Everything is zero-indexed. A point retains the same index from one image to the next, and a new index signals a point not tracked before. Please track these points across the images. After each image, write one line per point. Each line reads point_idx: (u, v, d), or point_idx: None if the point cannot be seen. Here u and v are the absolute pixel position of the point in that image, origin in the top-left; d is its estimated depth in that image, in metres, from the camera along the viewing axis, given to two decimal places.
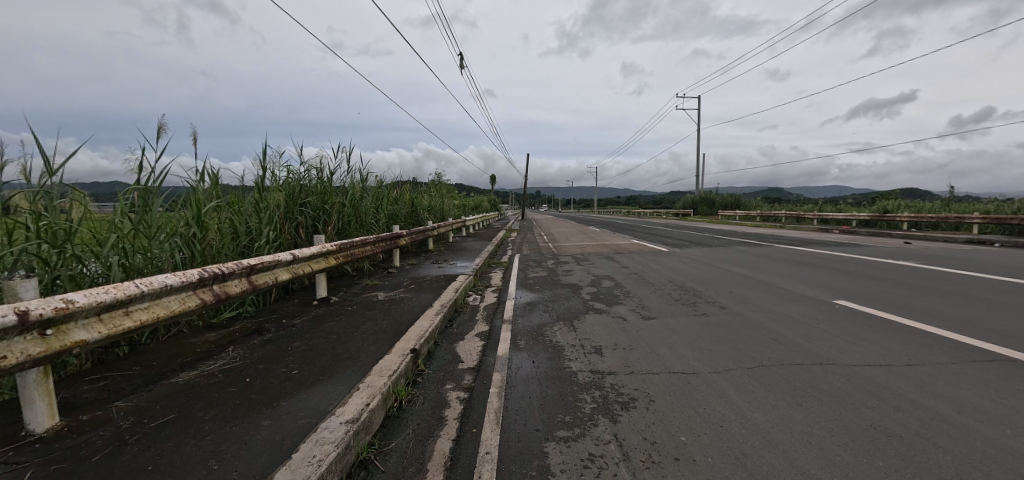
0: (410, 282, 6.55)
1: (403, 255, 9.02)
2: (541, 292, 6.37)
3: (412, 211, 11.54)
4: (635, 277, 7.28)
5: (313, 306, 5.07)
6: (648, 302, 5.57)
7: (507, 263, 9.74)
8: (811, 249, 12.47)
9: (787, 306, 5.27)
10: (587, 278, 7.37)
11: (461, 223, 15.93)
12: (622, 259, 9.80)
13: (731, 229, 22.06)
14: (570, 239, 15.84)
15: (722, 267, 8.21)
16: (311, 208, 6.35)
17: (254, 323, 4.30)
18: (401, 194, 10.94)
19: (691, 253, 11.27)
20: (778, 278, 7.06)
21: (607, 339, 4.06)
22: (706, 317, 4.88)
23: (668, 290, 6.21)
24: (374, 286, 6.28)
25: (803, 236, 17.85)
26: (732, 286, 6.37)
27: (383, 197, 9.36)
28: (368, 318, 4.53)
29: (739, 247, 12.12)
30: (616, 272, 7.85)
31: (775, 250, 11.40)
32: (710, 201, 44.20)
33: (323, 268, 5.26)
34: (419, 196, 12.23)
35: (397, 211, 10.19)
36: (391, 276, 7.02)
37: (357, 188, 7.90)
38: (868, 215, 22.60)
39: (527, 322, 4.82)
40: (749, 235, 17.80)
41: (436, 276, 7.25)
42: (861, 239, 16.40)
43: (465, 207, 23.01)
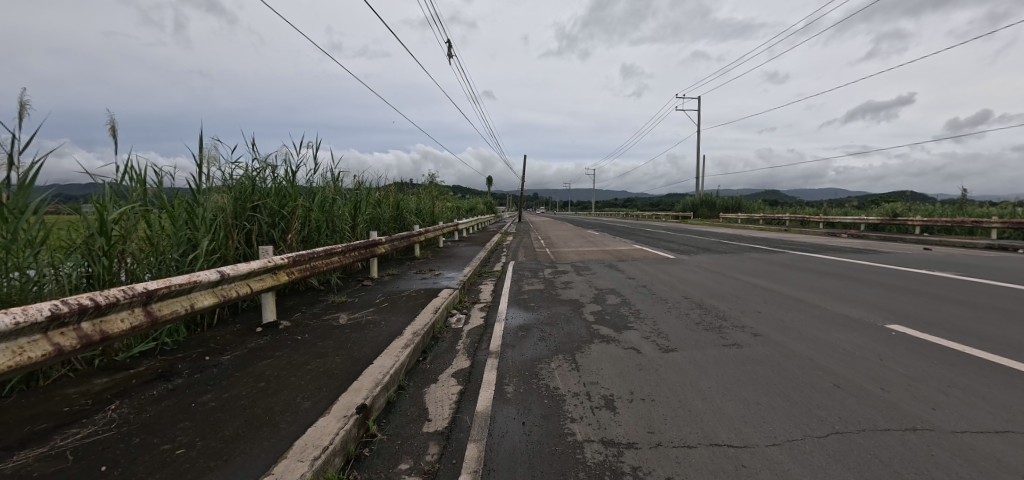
0: (383, 299, 5.60)
1: (383, 265, 8.05)
2: (537, 311, 5.43)
3: (397, 214, 10.57)
4: (644, 292, 6.34)
5: (255, 333, 4.12)
6: (664, 327, 4.64)
7: (501, 273, 8.76)
8: (830, 256, 11.56)
9: (834, 332, 4.35)
10: (589, 293, 6.43)
11: (453, 227, 14.94)
12: (627, 269, 8.85)
13: (736, 233, 21.19)
14: (569, 244, 14.92)
15: (740, 280, 7.29)
16: (266, 211, 5.37)
17: (166, 362, 3.34)
18: (383, 195, 9.96)
19: (702, 260, 10.33)
20: (809, 294, 6.14)
21: (620, 386, 3.13)
22: (739, 350, 3.94)
23: (686, 311, 5.28)
24: (339, 305, 5.32)
25: (814, 241, 16.96)
26: (759, 304, 5.44)
27: (362, 200, 8.38)
28: (317, 353, 3.58)
29: (752, 254, 11.20)
30: (622, 285, 6.92)
31: (792, 258, 10.48)
32: (711, 203, 43.38)
33: (271, 287, 4.26)
34: (406, 198, 11.24)
35: (378, 215, 9.23)
36: (362, 292, 6.06)
37: (327, 190, 6.93)
38: (877, 219, 21.77)
39: (518, 354, 3.89)
40: (757, 240, 16.88)
41: (416, 291, 6.30)
42: (876, 244, 15.52)
43: (459, 209, 22.07)
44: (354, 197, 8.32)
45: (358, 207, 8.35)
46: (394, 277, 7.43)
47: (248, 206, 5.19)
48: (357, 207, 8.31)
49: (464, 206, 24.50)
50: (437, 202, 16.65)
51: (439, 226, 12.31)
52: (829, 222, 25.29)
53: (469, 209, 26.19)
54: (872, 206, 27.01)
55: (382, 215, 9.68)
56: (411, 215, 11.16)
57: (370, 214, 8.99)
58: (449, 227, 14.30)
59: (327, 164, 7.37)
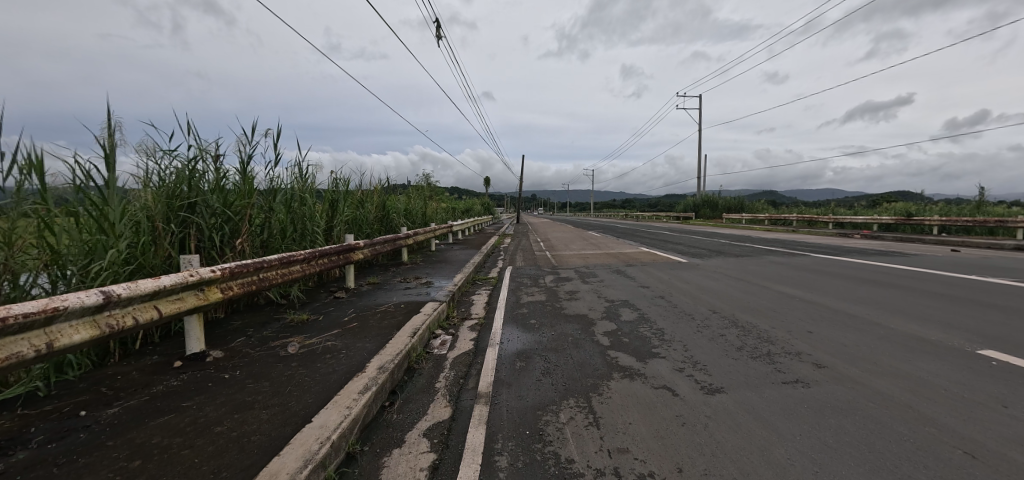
0: (353, 317, 4.64)
1: (361, 272, 7.09)
2: (538, 331, 4.48)
3: (382, 215, 9.57)
4: (665, 305, 5.38)
5: (172, 370, 3.17)
6: (700, 355, 3.69)
7: (497, 280, 7.80)
8: (856, 259, 10.61)
9: (920, 364, 3.38)
10: (599, 306, 5.48)
11: (446, 229, 13.96)
12: (638, 275, 7.90)
13: (744, 233, 20.20)
14: (570, 247, 13.94)
15: (770, 289, 6.35)
16: (208, 211, 4.39)
17: (21, 423, 2.38)
18: (366, 194, 8.95)
19: (718, 265, 9.37)
20: (859, 308, 5.19)
21: (662, 459, 2.18)
22: (808, 391, 2.98)
23: (721, 331, 4.31)
24: (297, 325, 4.36)
25: (830, 243, 16.07)
26: (807, 322, 4.49)
27: (339, 199, 7.41)
28: (240, 404, 2.62)
29: (771, 258, 10.25)
30: (635, 296, 5.96)
31: (818, 261, 9.54)
32: (713, 204, 42.51)
33: (194, 308, 3.27)
34: (393, 197, 10.29)
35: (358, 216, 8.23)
36: (330, 307, 5.10)
37: (292, 190, 5.96)
38: (891, 218, 20.86)
39: (515, 398, 2.93)
40: (770, 242, 15.94)
41: (396, 305, 5.33)
42: (897, 245, 14.60)
43: (454, 211, 21.07)
44: (330, 195, 7.35)
45: (336, 208, 7.39)
46: (373, 287, 6.47)
47: (187, 204, 4.24)
48: (334, 206, 7.37)
49: (460, 207, 23.52)
50: (430, 202, 15.65)
51: (431, 228, 11.34)
52: (839, 222, 24.41)
53: (466, 210, 25.23)
54: (882, 206, 26.14)
55: (364, 216, 8.71)
56: (399, 216, 10.19)
57: (349, 215, 8.03)
58: (442, 229, 13.32)
59: (297, 157, 6.42)
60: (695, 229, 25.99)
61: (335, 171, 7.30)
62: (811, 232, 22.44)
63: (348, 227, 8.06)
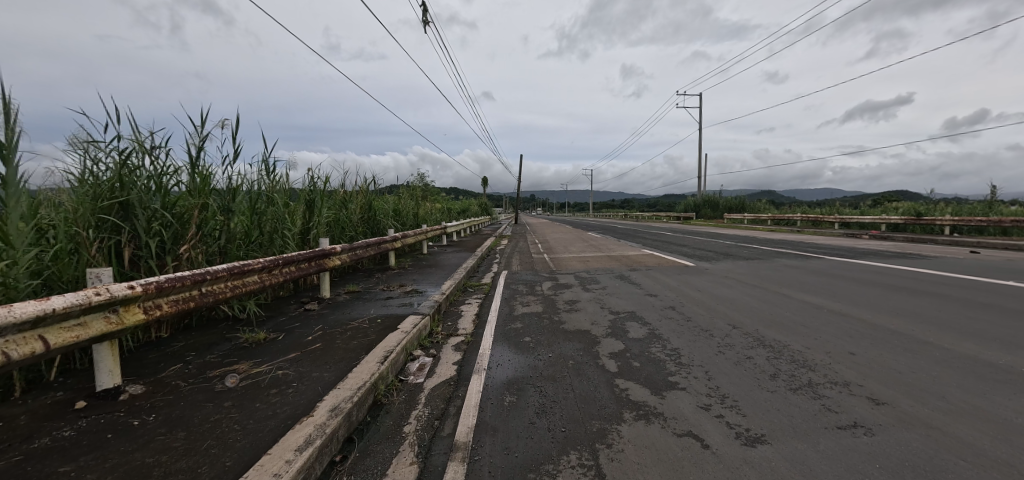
0: (319, 335, 3.99)
1: (340, 280, 6.45)
2: (533, 352, 3.84)
3: (368, 216, 8.93)
4: (678, 319, 4.74)
5: (71, 413, 2.51)
6: (729, 386, 3.05)
7: (490, 287, 7.16)
8: (874, 262, 9.98)
9: (1001, 400, 2.75)
10: (603, 319, 4.84)
11: (439, 231, 13.29)
12: (643, 282, 7.27)
13: (749, 235, 19.60)
14: (568, 249, 13.41)
15: (792, 298, 5.73)
16: (148, 214, 3.75)
17: None
18: (350, 194, 8.30)
19: (728, 269, 8.75)
20: (899, 321, 4.56)
21: None
22: (874, 441, 2.34)
23: (747, 354, 3.68)
24: (250, 348, 3.70)
25: (839, 243, 15.46)
26: (846, 342, 3.85)
27: (316, 200, 6.76)
28: (135, 470, 1.97)
29: (783, 261, 9.63)
30: (642, 307, 5.32)
31: (834, 264, 8.91)
32: (714, 203, 41.98)
33: (101, 336, 2.62)
34: (380, 198, 9.64)
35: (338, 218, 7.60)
36: (296, 323, 4.44)
37: (259, 192, 5.34)
38: (899, 218, 20.25)
39: (500, 453, 2.29)
40: (777, 243, 15.33)
41: (372, 318, 4.68)
42: (911, 247, 13.98)
43: (449, 212, 20.39)
44: (306, 196, 6.69)
45: (313, 209, 6.73)
46: (351, 297, 5.81)
47: (121, 205, 3.59)
48: (311, 207, 6.72)
49: (456, 207, 22.87)
50: (423, 203, 14.98)
51: (422, 230, 10.71)
52: (845, 222, 23.82)
53: (462, 211, 24.53)
54: (889, 205, 25.57)
55: (345, 219, 8.05)
56: (387, 217, 9.53)
57: (327, 217, 7.37)
58: (434, 231, 12.67)
59: (264, 154, 5.78)
60: (698, 229, 25.40)
61: (313, 169, 6.68)
62: (816, 232, 21.86)
63: (328, 230, 7.43)
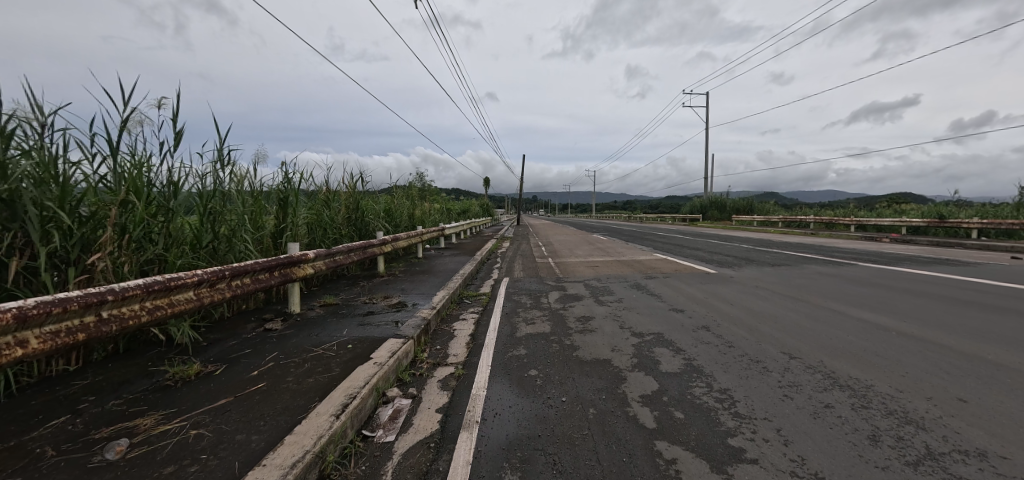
0: (267, 369, 3.13)
1: (316, 291, 5.58)
2: (540, 393, 2.97)
3: (355, 217, 8.07)
4: (718, 346, 3.84)
5: None
6: (820, 458, 2.16)
7: (489, 298, 6.27)
8: (914, 269, 9.03)
9: None
10: (624, 344, 3.96)
11: (436, 232, 12.47)
12: (664, 293, 6.36)
13: (763, 238, 18.59)
14: (575, 252, 12.51)
15: (846, 316, 4.83)
16: (42, 216, 2.88)
17: None
18: (332, 192, 7.44)
19: (756, 276, 7.83)
20: (997, 349, 3.66)
21: None
22: None
23: (824, 401, 2.78)
24: (172, 390, 2.84)
25: (864, 247, 14.49)
26: (950, 385, 2.96)
27: (290, 199, 5.90)
28: None
29: (814, 267, 8.72)
30: (670, 328, 4.44)
31: (875, 272, 7.98)
32: (721, 204, 40.99)
33: None
34: (370, 197, 8.77)
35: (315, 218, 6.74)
36: (246, 351, 3.58)
37: (210, 190, 4.46)
38: (922, 221, 19.24)
39: None
40: (798, 247, 14.35)
41: (342, 341, 3.81)
42: (945, 251, 12.98)
43: (448, 213, 19.55)
44: (276, 194, 5.83)
45: (286, 210, 5.87)
46: (325, 313, 4.93)
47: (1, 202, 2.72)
48: (284, 207, 5.86)
49: (456, 208, 21.96)
50: (419, 203, 14.10)
51: (416, 232, 9.83)
52: (862, 225, 22.82)
53: (462, 212, 23.69)
54: (907, 207, 24.54)
55: (326, 221, 7.18)
56: (377, 218, 8.66)
57: (305, 218, 6.52)
58: (431, 233, 11.79)
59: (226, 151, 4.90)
60: (708, 232, 24.45)
61: (284, 163, 5.82)
62: (833, 235, 20.84)
63: (305, 232, 6.57)
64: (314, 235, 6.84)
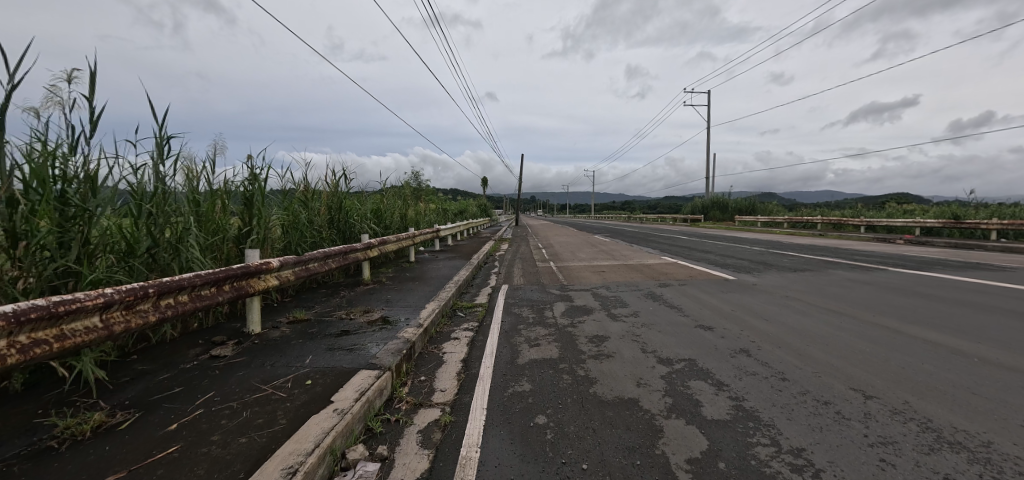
0: (189, 421, 2.37)
1: (285, 307, 4.82)
2: (552, 456, 2.21)
3: (338, 219, 7.32)
4: (769, 380, 3.10)
5: None
6: None
7: (486, 311, 5.51)
8: (950, 273, 8.30)
9: None
10: (651, 376, 3.21)
11: (430, 234, 11.70)
12: (683, 304, 5.61)
13: (773, 240, 17.84)
14: (578, 256, 11.79)
15: (909, 336, 4.08)
16: None
17: None
18: (308, 192, 6.72)
19: (781, 283, 7.11)
20: None
21: None
22: None
23: (940, 471, 2.04)
24: (49, 457, 2.08)
25: (881, 250, 13.76)
26: None
27: (256, 197, 5.15)
28: None
29: (841, 273, 7.98)
30: (704, 352, 3.68)
31: (912, 278, 7.25)
32: (724, 204, 40.30)
33: None
34: (355, 197, 8.02)
35: (287, 220, 6.04)
36: (174, 392, 2.82)
37: (145, 189, 3.78)
38: (936, 221, 18.56)
39: None
40: (813, 249, 13.64)
41: (301, 375, 3.05)
42: (971, 254, 12.25)
43: (445, 214, 18.80)
44: (241, 191, 5.09)
45: (252, 210, 5.14)
46: (291, 333, 4.16)
47: None
48: (249, 208, 5.12)
49: (452, 209, 21.18)
50: (412, 204, 13.36)
51: (406, 235, 9.08)
52: (872, 225, 22.13)
53: (460, 213, 22.96)
54: (917, 208, 23.87)
55: (303, 224, 6.42)
56: (363, 219, 7.91)
57: (276, 221, 5.77)
58: (425, 236, 11.04)
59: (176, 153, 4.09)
60: (713, 233, 23.76)
61: (251, 156, 5.06)
62: (844, 236, 20.13)
63: (277, 237, 5.82)
64: (287, 239, 6.07)
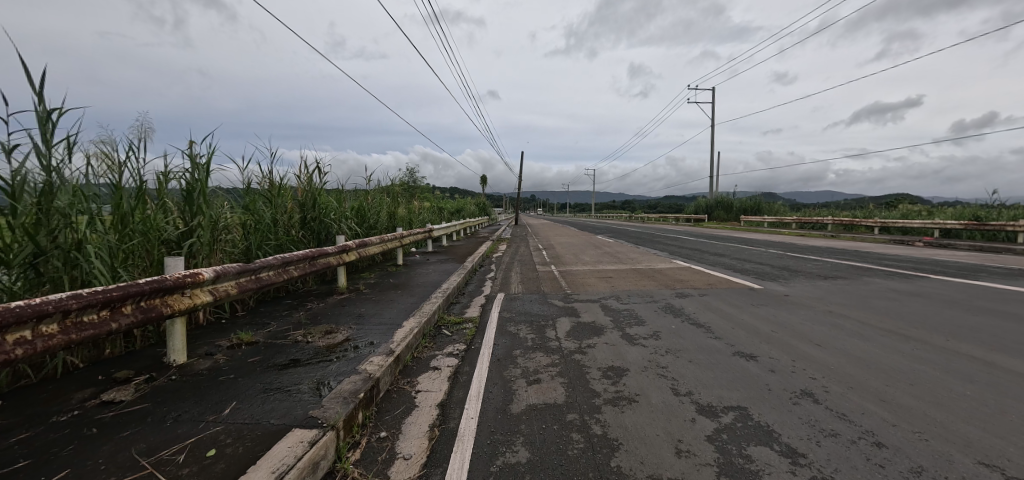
0: None
1: (233, 329, 3.97)
2: None
3: (312, 218, 6.44)
4: (860, 448, 2.22)
5: None
6: None
7: (477, 328, 4.63)
8: (1000, 281, 7.42)
9: None
10: (693, 437, 2.34)
11: (422, 235, 10.84)
12: (711, 320, 4.74)
13: (785, 242, 16.99)
14: (582, 258, 10.91)
15: (1013, 371, 3.20)
16: None
17: None
18: (273, 189, 5.88)
19: (816, 293, 6.24)
20: None
21: None
22: None
23: None
24: None
25: (905, 253, 12.87)
26: None
27: (200, 190, 4.30)
28: None
29: (878, 280, 7.10)
30: (756, 398, 2.80)
31: (965, 287, 6.35)
32: (728, 204, 39.39)
33: None
34: (334, 194, 7.15)
35: (242, 220, 5.24)
36: (11, 472, 1.95)
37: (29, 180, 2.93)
38: (957, 223, 17.67)
39: None
40: (832, 252, 12.74)
41: (206, 440, 2.18)
42: (1005, 258, 11.36)
43: (441, 213, 17.94)
44: (182, 183, 4.24)
45: (193, 206, 4.29)
46: (225, 364, 3.30)
47: None
48: (189, 203, 4.26)
49: (449, 208, 20.31)
50: (404, 203, 12.49)
51: (393, 236, 8.20)
52: (886, 226, 21.25)
53: (457, 212, 22.12)
54: (932, 208, 22.97)
55: (265, 224, 5.56)
56: (341, 219, 7.03)
57: (229, 221, 4.90)
58: (416, 237, 10.17)
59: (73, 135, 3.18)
60: (720, 234, 22.86)
61: (193, 140, 4.20)
62: (858, 238, 19.23)
63: (230, 239, 4.97)
64: (245, 241, 5.24)
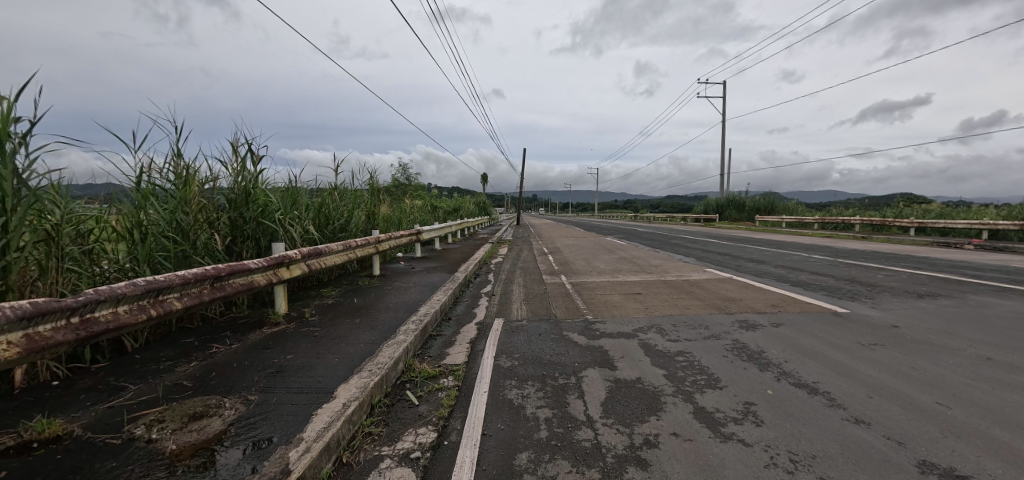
0: None
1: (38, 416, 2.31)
2: None
3: (250, 223, 4.78)
4: None
5: None
6: None
7: (458, 391, 2.96)
8: None
9: None
10: None
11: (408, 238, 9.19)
12: (822, 375, 3.07)
13: (818, 244, 15.23)
14: (596, 265, 9.25)
15: None
16: None
17: None
18: (184, 181, 4.23)
19: (933, 321, 4.54)
20: None
21: None
22: None
23: None
24: None
25: (968, 258, 11.11)
26: None
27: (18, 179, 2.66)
28: None
29: (996, 300, 5.38)
30: None
31: None
32: (740, 204, 37.55)
33: None
34: (282, 191, 5.51)
35: (115, 228, 3.63)
36: None
37: None
38: (1008, 223, 15.83)
39: None
40: (886, 257, 10.97)
41: None
42: None
43: (435, 213, 16.34)
44: None
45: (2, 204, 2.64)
46: None
47: None
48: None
49: (444, 207, 18.57)
50: (390, 200, 10.85)
51: (365, 240, 6.52)
52: (922, 227, 19.44)
53: (453, 211, 20.49)
54: (969, 208, 21.13)
55: (157, 229, 3.90)
56: (291, 221, 5.38)
57: (75, 221, 3.30)
58: (399, 241, 8.52)
59: None
60: (740, 235, 21.08)
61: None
62: (894, 240, 17.44)
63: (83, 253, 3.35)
64: (112, 254, 3.55)
